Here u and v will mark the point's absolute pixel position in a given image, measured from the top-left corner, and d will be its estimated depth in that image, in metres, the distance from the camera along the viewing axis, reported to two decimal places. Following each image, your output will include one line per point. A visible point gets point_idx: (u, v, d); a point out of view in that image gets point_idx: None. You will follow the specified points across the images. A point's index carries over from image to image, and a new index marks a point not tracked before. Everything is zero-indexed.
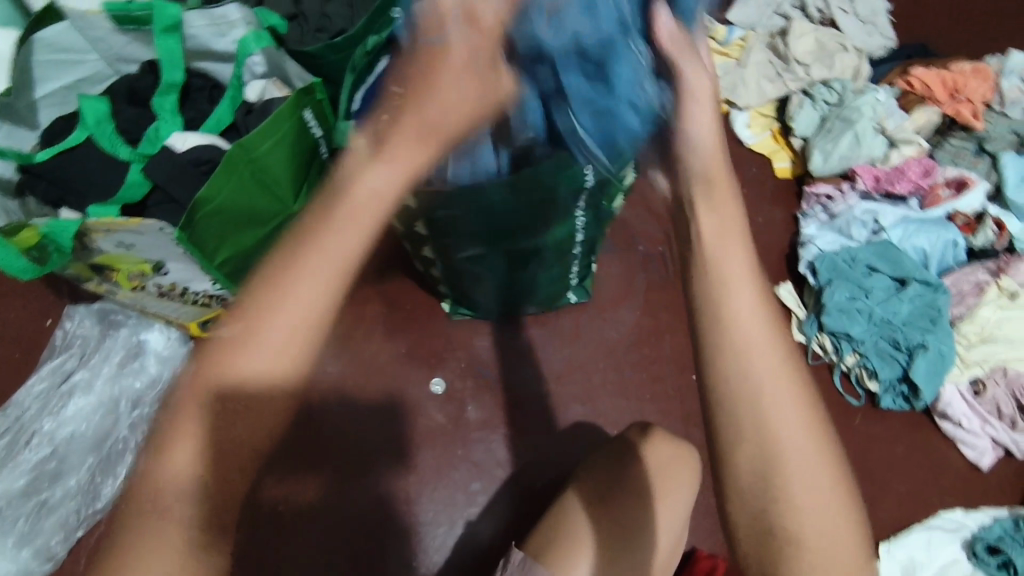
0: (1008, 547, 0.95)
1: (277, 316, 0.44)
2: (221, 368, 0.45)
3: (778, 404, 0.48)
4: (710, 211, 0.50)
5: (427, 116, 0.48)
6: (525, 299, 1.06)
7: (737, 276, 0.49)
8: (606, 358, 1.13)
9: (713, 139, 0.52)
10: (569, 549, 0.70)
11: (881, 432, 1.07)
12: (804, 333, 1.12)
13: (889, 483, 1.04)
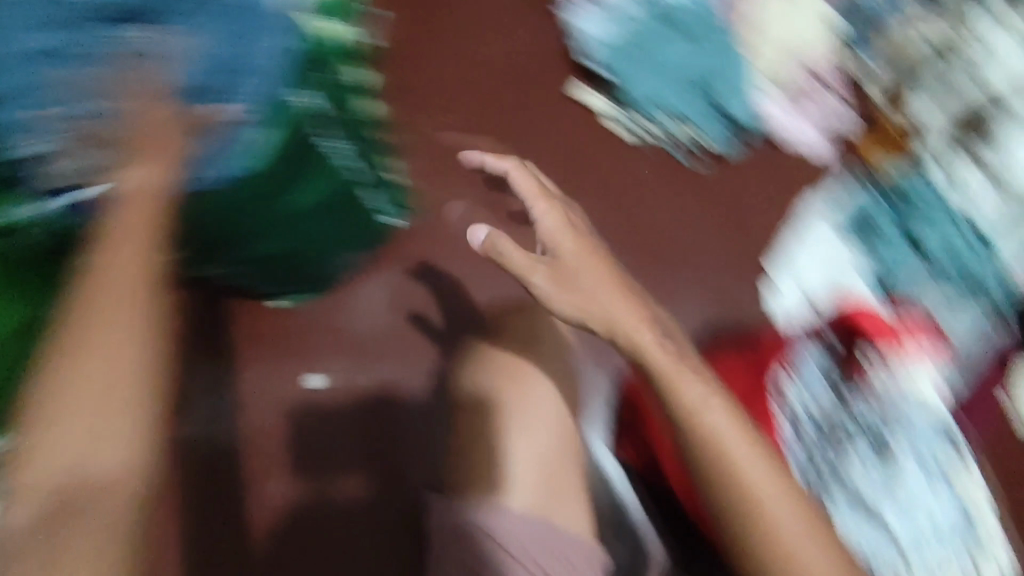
0: (877, 222, 1.04)
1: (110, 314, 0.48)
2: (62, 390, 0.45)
3: (762, 496, 0.62)
4: (637, 342, 0.66)
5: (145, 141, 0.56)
6: (355, 246, 0.92)
7: (685, 394, 0.64)
8: (463, 248, 1.01)
9: (567, 242, 0.71)
10: (478, 449, 0.80)
11: (725, 171, 1.09)
12: (622, 126, 1.09)
13: (747, 209, 1.08)
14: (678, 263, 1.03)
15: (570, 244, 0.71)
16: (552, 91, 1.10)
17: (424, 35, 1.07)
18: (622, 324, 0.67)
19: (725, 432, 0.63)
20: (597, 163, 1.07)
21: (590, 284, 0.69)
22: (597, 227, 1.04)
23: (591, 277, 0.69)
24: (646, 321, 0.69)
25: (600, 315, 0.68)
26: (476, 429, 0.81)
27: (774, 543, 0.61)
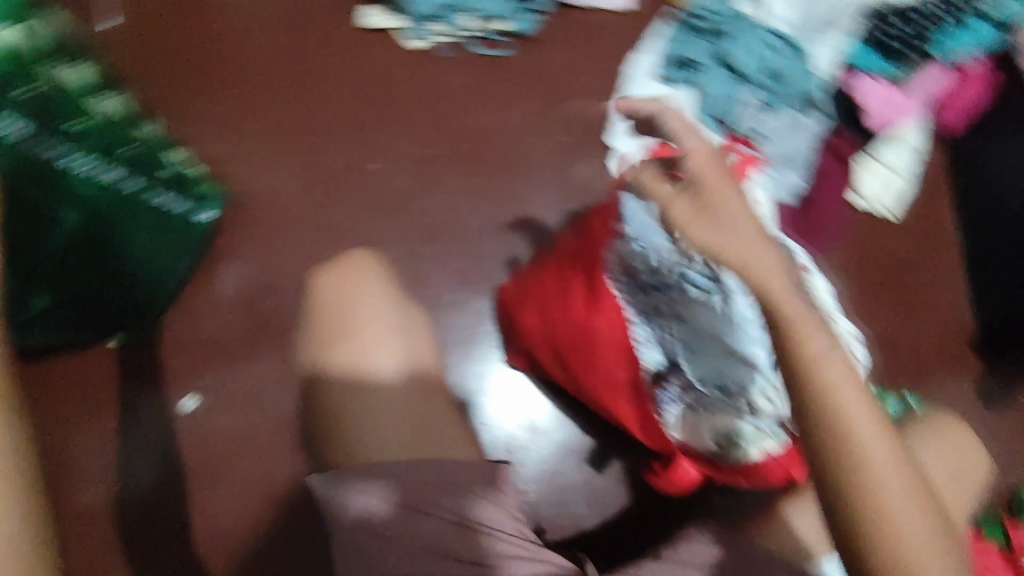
0: (700, 62, 0.96)
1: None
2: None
3: (884, 485, 0.47)
4: (807, 330, 0.51)
5: None
6: (174, 256, 0.84)
7: (811, 347, 0.50)
8: (292, 223, 0.92)
9: (734, 243, 0.53)
10: (340, 434, 0.66)
11: (541, 53, 1.00)
12: (414, 38, 0.98)
13: (577, 86, 0.99)
14: (517, 163, 0.96)
15: (714, 180, 0.55)
16: (337, 27, 1.00)
17: (171, 21, 0.99)
18: (757, 270, 0.53)
19: (832, 376, 0.49)
20: (403, 88, 0.98)
21: (726, 211, 0.55)
22: (416, 150, 0.96)
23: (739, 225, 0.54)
24: (788, 274, 0.53)
25: (736, 255, 0.53)
26: (336, 365, 0.68)
27: (874, 502, 0.47)
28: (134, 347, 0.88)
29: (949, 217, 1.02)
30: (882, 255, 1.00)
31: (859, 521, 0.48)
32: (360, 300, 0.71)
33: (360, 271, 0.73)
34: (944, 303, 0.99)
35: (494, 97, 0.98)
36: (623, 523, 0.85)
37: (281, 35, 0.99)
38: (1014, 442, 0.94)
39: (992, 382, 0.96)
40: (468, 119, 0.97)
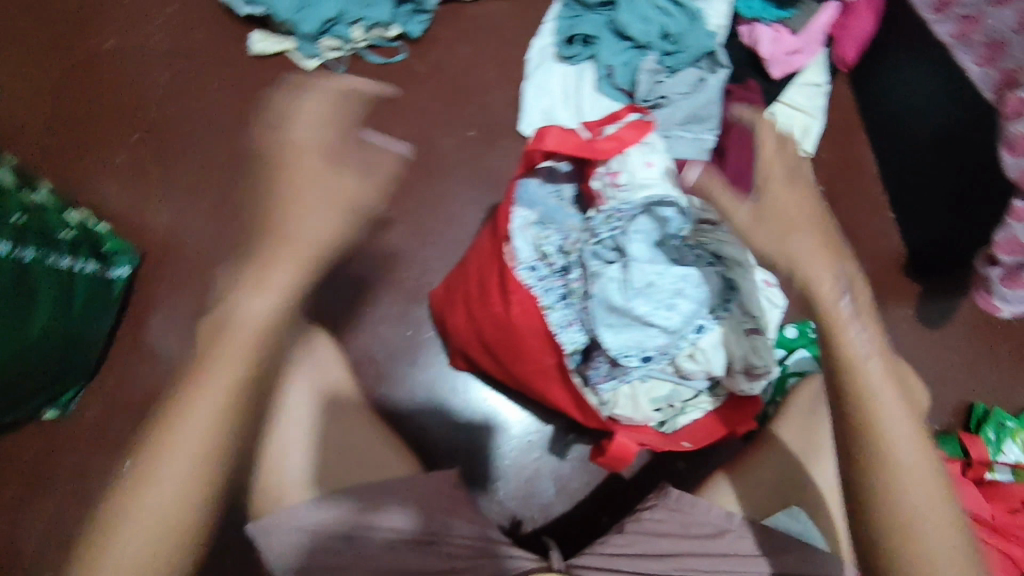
0: (597, 43, 0.95)
1: (196, 422, 0.55)
2: (148, 484, 0.53)
3: (910, 488, 0.51)
4: (853, 332, 0.53)
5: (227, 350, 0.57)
6: (91, 322, 0.83)
7: (860, 353, 0.53)
8: (217, 265, 0.91)
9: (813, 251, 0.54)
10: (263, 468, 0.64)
11: (440, 53, 0.99)
12: (311, 57, 0.95)
13: (481, 80, 0.98)
14: (433, 167, 0.95)
15: (783, 197, 0.57)
16: (225, 57, 0.96)
17: (43, 82, 0.93)
18: (818, 273, 0.54)
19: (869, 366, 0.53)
20: (307, 110, 0.95)
21: (804, 226, 0.55)
22: None
23: (813, 230, 0.55)
24: (842, 276, 0.54)
25: (812, 261, 0.54)
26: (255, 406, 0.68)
27: (888, 463, 0.51)
28: (68, 417, 0.86)
29: (864, 151, 1.03)
30: None
31: (873, 497, 0.51)
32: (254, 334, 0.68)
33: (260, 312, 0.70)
34: (874, 235, 1.00)
35: (399, 107, 0.97)
36: (596, 506, 0.85)
37: (165, 76, 0.95)
38: (959, 358, 0.97)
39: (932, 303, 0.98)
40: (376, 132, 0.96)
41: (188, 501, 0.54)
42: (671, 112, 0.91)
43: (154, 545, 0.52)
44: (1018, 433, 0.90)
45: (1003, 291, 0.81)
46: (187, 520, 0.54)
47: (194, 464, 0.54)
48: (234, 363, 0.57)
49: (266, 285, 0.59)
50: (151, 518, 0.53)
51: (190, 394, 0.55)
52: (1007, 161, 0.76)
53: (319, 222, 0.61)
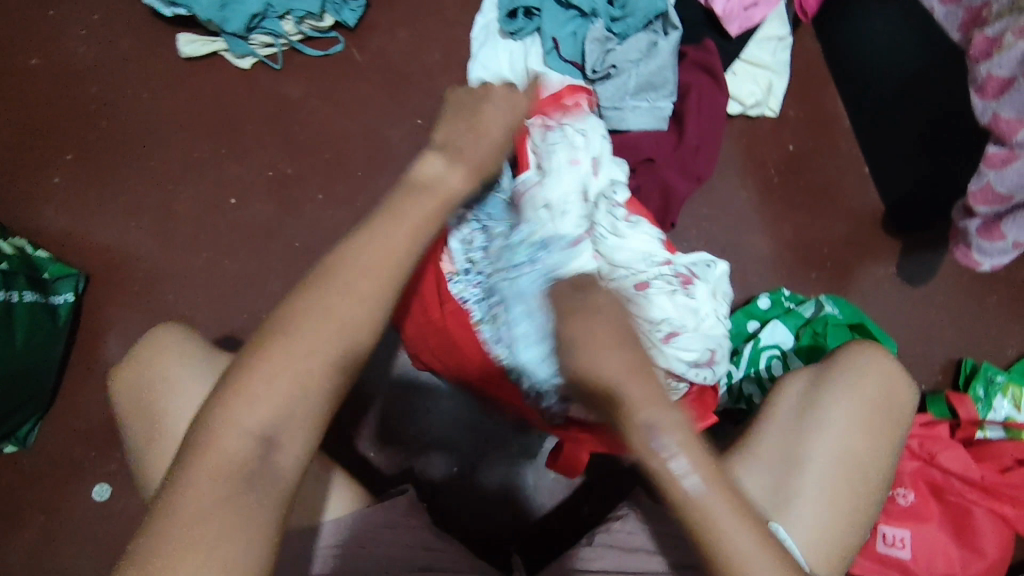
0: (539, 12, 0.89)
1: (348, 300, 0.43)
2: (275, 353, 0.41)
3: None
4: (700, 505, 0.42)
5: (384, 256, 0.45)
6: (41, 353, 0.80)
7: (706, 525, 0.43)
8: (167, 280, 0.88)
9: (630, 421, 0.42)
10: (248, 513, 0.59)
11: (379, 39, 0.94)
12: (244, 56, 0.91)
13: (426, 64, 0.94)
14: (382, 159, 0.91)
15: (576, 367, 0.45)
16: (154, 64, 0.92)
17: None
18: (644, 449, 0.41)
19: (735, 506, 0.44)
20: (245, 112, 0.91)
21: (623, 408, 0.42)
22: (273, 175, 0.90)
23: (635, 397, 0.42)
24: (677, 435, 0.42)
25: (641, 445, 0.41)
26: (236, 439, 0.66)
27: None
28: (30, 449, 0.85)
29: (834, 104, 0.98)
30: (777, 159, 0.96)
31: None
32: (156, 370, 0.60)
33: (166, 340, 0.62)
34: (850, 192, 0.95)
35: (343, 101, 0.92)
36: (575, 498, 0.82)
37: (97, 88, 0.91)
38: (945, 314, 0.93)
39: (913, 259, 0.93)
40: (320, 129, 0.91)
41: (318, 387, 0.41)
42: (622, 82, 0.86)
43: (275, 427, 0.40)
44: (1008, 387, 0.86)
45: (980, 242, 0.77)
46: (318, 407, 0.41)
47: (334, 350, 0.42)
48: (397, 253, 0.45)
49: (467, 156, 0.51)
50: (282, 403, 0.40)
51: (342, 258, 0.44)
52: (976, 105, 0.72)
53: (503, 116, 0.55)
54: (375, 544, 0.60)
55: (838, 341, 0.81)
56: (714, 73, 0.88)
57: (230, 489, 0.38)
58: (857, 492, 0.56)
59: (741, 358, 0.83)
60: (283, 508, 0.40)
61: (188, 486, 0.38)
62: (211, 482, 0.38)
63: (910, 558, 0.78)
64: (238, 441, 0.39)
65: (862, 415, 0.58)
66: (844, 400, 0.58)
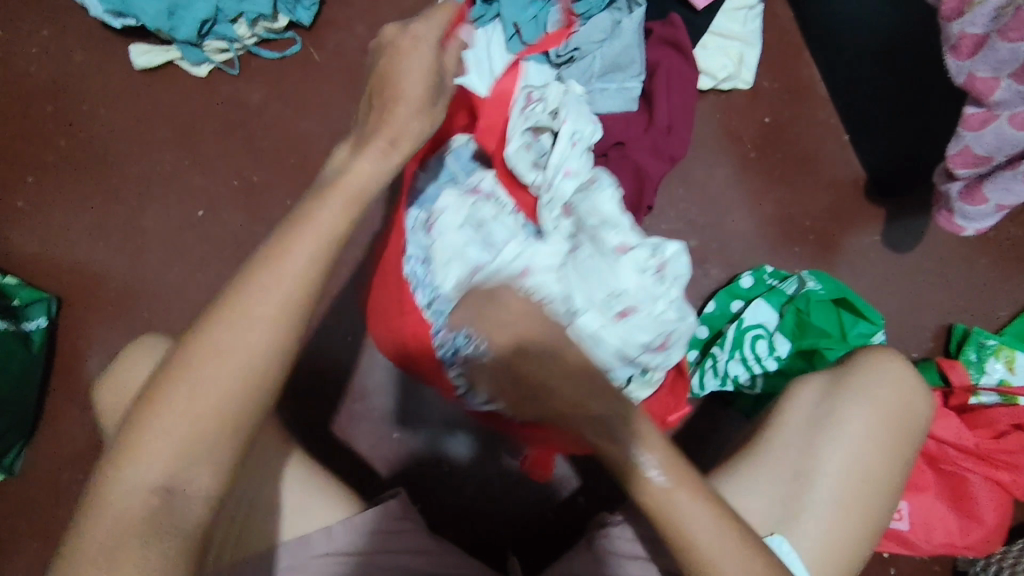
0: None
1: (245, 331, 0.41)
2: (178, 390, 0.40)
3: None
4: (674, 496, 0.48)
5: (276, 275, 0.42)
6: (18, 380, 0.77)
7: (679, 505, 0.48)
8: (139, 296, 0.85)
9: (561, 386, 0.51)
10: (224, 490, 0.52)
11: (336, 36, 0.92)
12: (199, 64, 0.89)
13: None
14: None
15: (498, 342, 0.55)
16: (109, 79, 0.90)
17: None
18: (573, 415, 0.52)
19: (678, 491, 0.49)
20: (206, 121, 0.89)
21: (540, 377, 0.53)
22: (238, 183, 0.88)
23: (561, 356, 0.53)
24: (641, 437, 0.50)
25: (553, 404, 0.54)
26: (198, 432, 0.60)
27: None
28: (17, 477, 0.81)
29: (809, 72, 0.95)
30: (753, 132, 0.94)
31: None
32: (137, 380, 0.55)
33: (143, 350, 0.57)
34: (829, 161, 0.93)
35: (304, 103, 0.90)
36: (570, 491, 0.81)
37: (52, 107, 0.89)
38: (933, 280, 0.91)
39: (898, 226, 0.91)
40: (284, 133, 0.89)
41: (222, 423, 0.41)
42: (589, 64, 0.84)
43: (176, 467, 0.40)
44: (1001, 350, 0.84)
45: (963, 207, 0.74)
46: (225, 442, 0.41)
47: (239, 385, 0.41)
48: (297, 282, 0.42)
49: (380, 139, 0.47)
50: (188, 444, 0.40)
51: (245, 286, 0.42)
52: (950, 65, 0.66)
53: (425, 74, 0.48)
54: (380, 565, 0.55)
55: (821, 317, 0.80)
56: (683, 49, 0.85)
57: (138, 530, 0.39)
58: (866, 499, 0.56)
59: (726, 341, 0.81)
60: (190, 543, 0.41)
61: (98, 528, 0.39)
62: (118, 527, 0.39)
63: (909, 529, 0.78)
64: (137, 483, 0.40)
65: (876, 428, 0.56)
66: (858, 411, 0.57)
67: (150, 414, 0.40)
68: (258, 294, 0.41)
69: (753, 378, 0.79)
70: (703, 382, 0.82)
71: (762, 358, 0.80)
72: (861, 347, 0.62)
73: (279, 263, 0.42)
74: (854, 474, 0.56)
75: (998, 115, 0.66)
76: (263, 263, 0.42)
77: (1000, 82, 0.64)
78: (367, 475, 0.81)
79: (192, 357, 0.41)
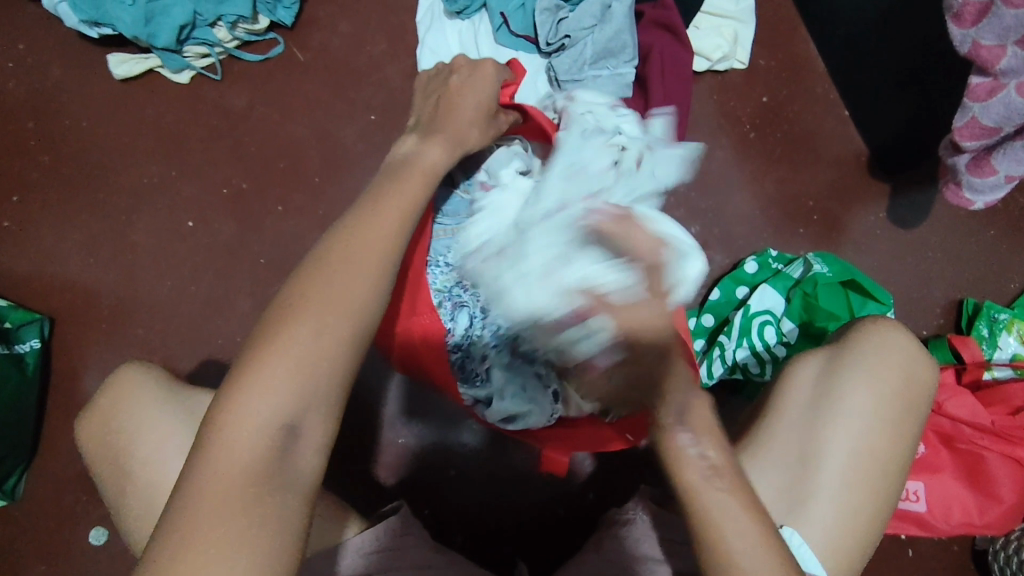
0: None
1: (347, 282, 0.41)
2: (290, 333, 0.39)
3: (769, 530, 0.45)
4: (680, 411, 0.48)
5: (366, 252, 0.43)
6: (13, 405, 0.76)
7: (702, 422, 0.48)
8: (134, 310, 0.83)
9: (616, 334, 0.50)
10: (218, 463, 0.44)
11: (319, 35, 0.90)
12: (180, 71, 0.87)
13: (370, 55, 0.89)
14: (338, 160, 0.87)
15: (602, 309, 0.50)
16: (90, 90, 0.88)
17: None
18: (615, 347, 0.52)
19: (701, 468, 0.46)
20: (192, 128, 0.87)
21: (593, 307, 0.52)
22: (228, 191, 0.86)
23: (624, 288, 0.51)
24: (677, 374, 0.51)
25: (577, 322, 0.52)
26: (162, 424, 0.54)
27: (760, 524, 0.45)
28: (19, 502, 0.79)
29: (806, 48, 0.93)
30: (751, 112, 0.91)
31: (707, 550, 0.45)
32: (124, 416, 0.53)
33: (130, 381, 0.54)
34: (831, 138, 0.91)
35: (290, 105, 0.88)
36: (580, 485, 0.80)
37: (33, 123, 0.87)
38: (941, 255, 0.89)
39: (904, 201, 0.89)
40: (271, 137, 0.87)
41: (332, 372, 0.40)
42: (580, 52, 0.81)
43: (291, 418, 0.39)
44: (1013, 324, 0.82)
45: (971, 179, 0.72)
46: (333, 394, 0.40)
47: (348, 329, 0.41)
48: (387, 248, 0.44)
49: (444, 136, 0.51)
50: (300, 391, 0.39)
51: (342, 236, 0.43)
52: (953, 34, 0.64)
53: (480, 93, 0.54)
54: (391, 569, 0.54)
55: (830, 300, 0.78)
56: (675, 30, 0.83)
57: (248, 491, 0.37)
58: (879, 482, 0.54)
59: (733, 328, 0.79)
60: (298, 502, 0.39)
61: (201, 490, 0.37)
62: (231, 479, 0.37)
63: (926, 510, 0.76)
64: (252, 431, 0.38)
65: (881, 404, 0.55)
66: (857, 389, 0.55)
67: (254, 366, 0.39)
68: (350, 265, 0.42)
69: (762, 365, 0.78)
70: (712, 370, 0.79)
71: (769, 343, 0.78)
72: (855, 321, 0.61)
73: (373, 233, 0.44)
74: (866, 456, 0.54)
75: (1005, 84, 0.64)
76: (354, 235, 0.43)
77: (1006, 50, 0.61)
78: (375, 481, 0.79)
79: (290, 319, 0.40)
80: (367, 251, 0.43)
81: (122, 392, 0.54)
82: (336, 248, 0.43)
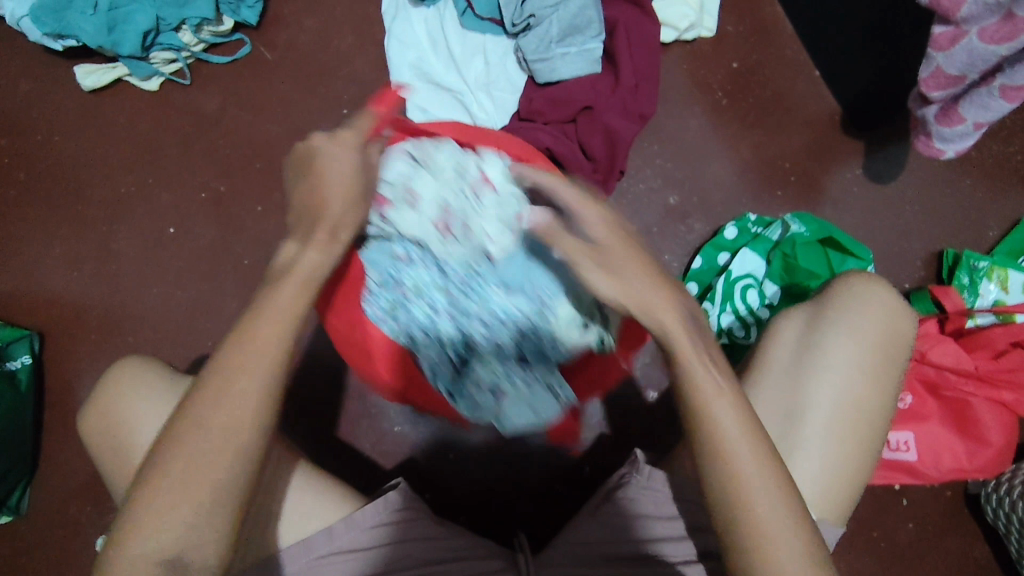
0: None
1: (228, 414, 0.44)
2: (167, 481, 0.43)
3: (744, 471, 0.44)
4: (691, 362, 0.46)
5: (235, 382, 0.45)
6: (10, 421, 0.76)
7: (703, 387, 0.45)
8: (121, 320, 0.84)
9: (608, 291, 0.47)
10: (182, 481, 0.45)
11: (285, 31, 0.90)
12: (147, 78, 0.87)
13: (340, 47, 0.89)
14: None
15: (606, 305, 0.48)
16: (60, 103, 0.88)
17: None
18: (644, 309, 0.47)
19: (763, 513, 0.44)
20: (165, 133, 0.87)
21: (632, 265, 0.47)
22: (206, 196, 0.86)
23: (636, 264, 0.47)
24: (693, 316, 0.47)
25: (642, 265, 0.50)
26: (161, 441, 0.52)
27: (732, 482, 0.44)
28: (25, 516, 0.80)
29: (773, 11, 0.93)
30: (722, 79, 0.92)
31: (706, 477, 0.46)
32: (132, 425, 0.53)
33: (133, 376, 0.55)
34: (803, 98, 0.91)
35: (262, 104, 0.88)
36: (576, 458, 0.80)
37: (7, 140, 0.87)
38: (919, 208, 0.90)
39: (879, 157, 0.90)
40: (244, 138, 0.87)
41: (220, 499, 0.44)
42: (546, 30, 0.81)
43: (186, 542, 0.43)
44: (993, 271, 0.83)
45: (941, 130, 0.72)
46: (227, 514, 0.44)
47: (230, 464, 0.44)
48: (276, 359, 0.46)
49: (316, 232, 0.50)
50: (190, 521, 0.43)
51: (211, 383, 0.45)
52: None
53: (343, 172, 0.52)
54: (398, 541, 0.56)
55: (809, 260, 0.79)
56: (640, 3, 0.83)
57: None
58: (858, 435, 0.55)
59: (716, 294, 0.81)
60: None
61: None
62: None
63: (916, 459, 0.78)
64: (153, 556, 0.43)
65: (862, 359, 0.55)
66: (841, 345, 0.55)
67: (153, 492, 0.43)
68: (214, 407, 0.44)
69: (746, 328, 0.79)
70: None
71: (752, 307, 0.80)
72: (835, 279, 0.61)
73: (252, 345, 0.46)
74: (844, 408, 0.55)
75: (966, 33, 0.63)
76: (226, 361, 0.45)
77: None
78: (373, 469, 0.80)
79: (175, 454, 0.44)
80: (237, 380, 0.45)
81: (122, 411, 0.53)
82: (206, 389, 0.45)
